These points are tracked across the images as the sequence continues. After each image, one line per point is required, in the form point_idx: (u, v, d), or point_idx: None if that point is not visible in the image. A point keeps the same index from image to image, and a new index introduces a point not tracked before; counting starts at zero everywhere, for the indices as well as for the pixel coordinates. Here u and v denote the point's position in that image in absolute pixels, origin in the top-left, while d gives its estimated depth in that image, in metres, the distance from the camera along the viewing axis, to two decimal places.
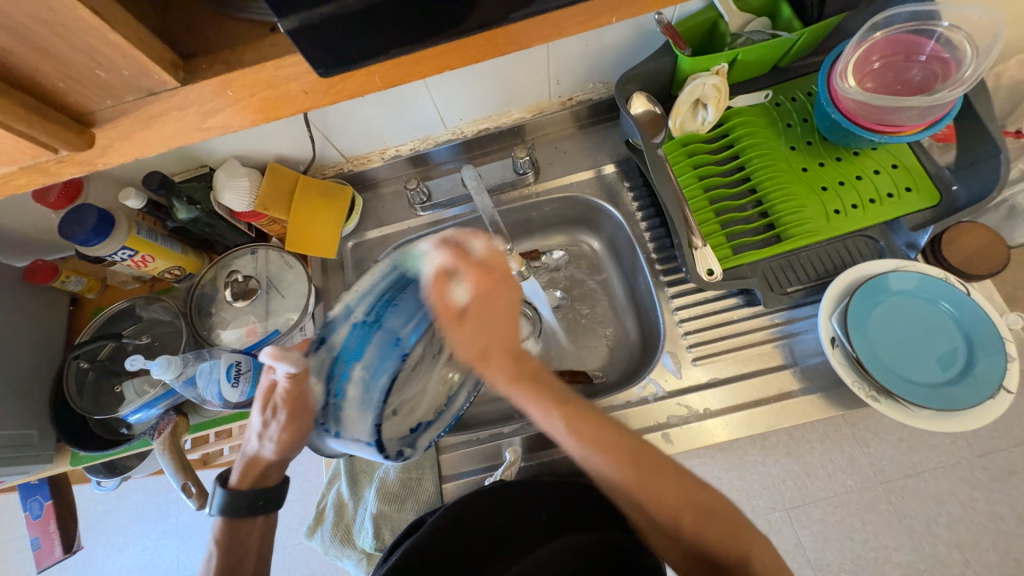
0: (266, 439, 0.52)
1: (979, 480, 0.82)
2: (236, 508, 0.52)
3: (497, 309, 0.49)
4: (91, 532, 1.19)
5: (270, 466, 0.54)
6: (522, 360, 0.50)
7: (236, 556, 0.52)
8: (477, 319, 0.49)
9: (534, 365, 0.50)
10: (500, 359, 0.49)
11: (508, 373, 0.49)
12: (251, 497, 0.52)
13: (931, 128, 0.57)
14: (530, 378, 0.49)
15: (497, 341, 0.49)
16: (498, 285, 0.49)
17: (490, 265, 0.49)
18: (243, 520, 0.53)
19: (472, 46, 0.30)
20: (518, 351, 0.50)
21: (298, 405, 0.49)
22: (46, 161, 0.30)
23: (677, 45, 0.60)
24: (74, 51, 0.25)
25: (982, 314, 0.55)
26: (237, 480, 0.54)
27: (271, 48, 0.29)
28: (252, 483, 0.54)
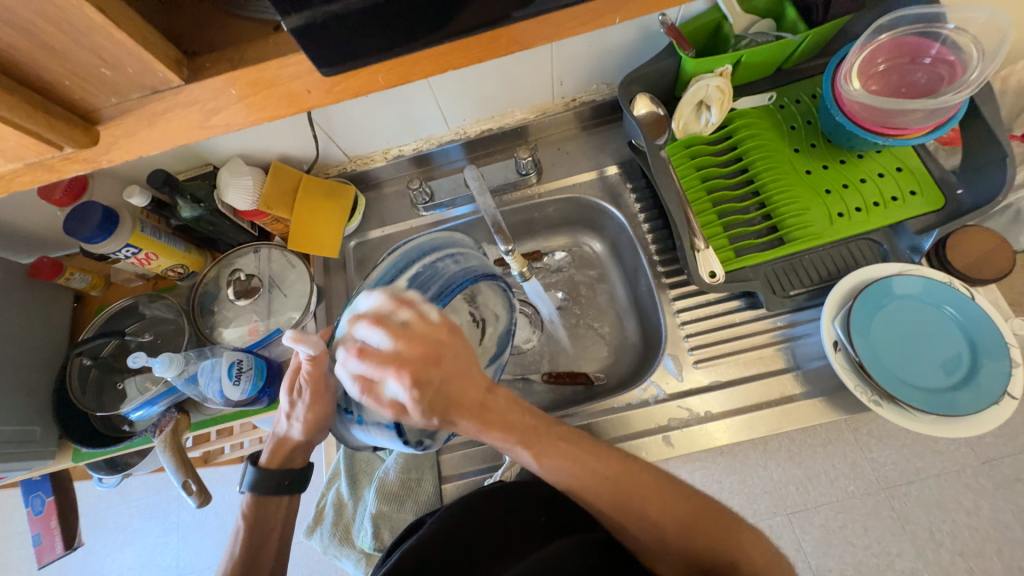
0: (293, 420, 0.52)
1: (983, 487, 0.82)
2: (264, 487, 0.54)
3: (438, 384, 0.40)
4: (92, 528, 1.19)
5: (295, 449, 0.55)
6: (488, 410, 0.44)
7: (256, 537, 0.53)
8: (426, 402, 0.40)
9: (500, 411, 0.45)
10: (463, 419, 0.43)
11: (473, 425, 0.43)
12: (277, 478, 0.55)
13: (935, 132, 0.57)
14: (498, 427, 0.45)
15: (459, 401, 0.42)
16: (422, 369, 0.39)
17: (415, 344, 0.39)
18: (268, 498, 0.55)
19: (475, 46, 0.30)
20: (484, 401, 0.44)
21: (320, 386, 0.49)
22: (50, 158, 0.30)
23: (680, 47, 0.59)
24: (78, 47, 0.25)
25: (987, 319, 0.54)
26: (268, 459, 0.56)
27: (274, 46, 0.29)
28: (279, 463, 0.56)
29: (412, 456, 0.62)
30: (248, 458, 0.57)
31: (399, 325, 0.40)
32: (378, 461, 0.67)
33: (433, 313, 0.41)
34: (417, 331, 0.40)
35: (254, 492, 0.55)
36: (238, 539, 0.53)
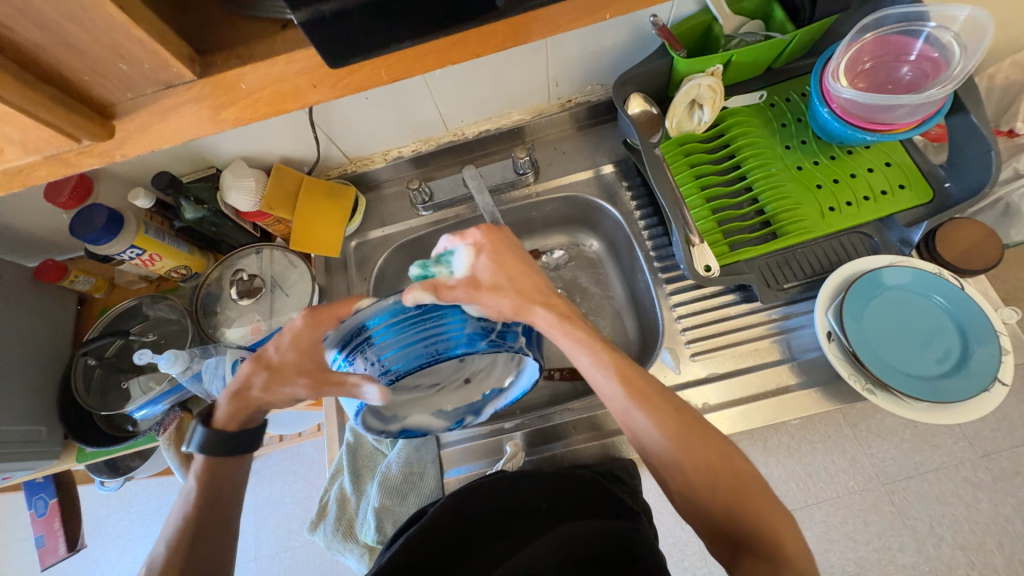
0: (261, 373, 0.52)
1: (982, 481, 0.83)
2: (215, 449, 0.52)
3: (513, 257, 0.54)
4: (93, 534, 1.19)
5: (251, 410, 0.54)
6: (555, 305, 0.53)
7: (214, 495, 0.52)
8: (499, 266, 0.53)
9: (567, 311, 0.53)
10: (535, 304, 0.52)
11: (552, 317, 0.51)
12: (228, 441, 0.53)
13: (922, 126, 0.58)
14: (570, 321, 0.52)
15: (525, 289, 0.53)
16: (501, 245, 0.55)
17: (493, 239, 0.55)
18: (222, 458, 0.53)
19: (475, 41, 0.32)
20: (548, 295, 0.53)
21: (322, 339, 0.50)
22: (67, 152, 0.31)
23: (671, 47, 0.61)
24: (98, 44, 0.26)
25: (975, 307, 0.55)
26: (221, 419, 0.53)
27: (281, 42, 0.30)
28: (236, 424, 0.53)
29: (414, 451, 0.63)
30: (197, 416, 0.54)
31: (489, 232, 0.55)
32: (380, 457, 0.68)
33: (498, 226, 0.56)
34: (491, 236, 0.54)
35: (203, 453, 0.52)
36: (192, 494, 0.51)
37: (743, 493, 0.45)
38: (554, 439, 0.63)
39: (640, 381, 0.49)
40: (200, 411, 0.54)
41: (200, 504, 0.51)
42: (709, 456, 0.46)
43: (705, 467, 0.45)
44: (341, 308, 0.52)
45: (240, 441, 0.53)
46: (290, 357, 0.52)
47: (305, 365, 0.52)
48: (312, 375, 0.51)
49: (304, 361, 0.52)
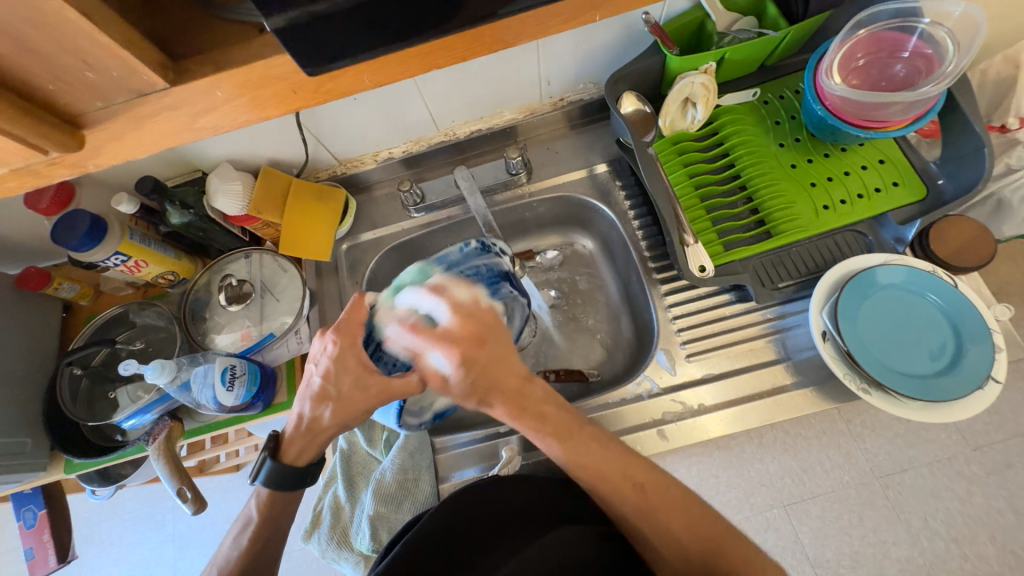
0: (320, 403, 0.49)
1: (975, 474, 0.83)
2: (280, 482, 0.50)
3: (485, 363, 0.46)
4: (86, 541, 1.18)
5: (321, 436, 0.51)
6: (524, 400, 0.48)
7: (275, 523, 0.51)
8: (480, 376, 0.45)
9: (534, 401, 0.48)
10: (500, 403, 0.47)
11: (507, 409, 0.47)
12: (301, 472, 0.51)
13: (916, 123, 0.58)
14: (529, 414, 0.48)
15: (500, 388, 0.47)
16: (473, 347, 0.45)
17: (470, 317, 0.47)
18: (289, 492, 0.51)
19: (461, 44, 0.31)
20: (523, 388, 0.48)
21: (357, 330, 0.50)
22: (36, 163, 0.30)
23: (664, 45, 0.60)
24: (63, 51, 0.25)
25: (969, 305, 0.55)
26: (284, 453, 0.51)
27: (259, 46, 0.29)
28: (294, 458, 0.51)
29: (409, 456, 0.62)
30: (267, 449, 0.51)
31: (445, 321, 0.48)
32: (374, 463, 0.67)
33: (483, 300, 0.49)
34: (466, 316, 0.47)
35: (268, 486, 0.51)
36: (251, 525, 0.50)
37: (661, 510, 0.47)
38: None
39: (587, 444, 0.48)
40: (268, 443, 0.51)
41: (255, 540, 0.50)
42: (617, 478, 0.47)
43: (613, 490, 0.47)
44: (351, 319, 0.50)
45: (307, 469, 0.51)
46: (347, 377, 0.48)
47: (362, 378, 0.49)
48: (377, 384, 0.48)
49: (365, 375, 0.49)
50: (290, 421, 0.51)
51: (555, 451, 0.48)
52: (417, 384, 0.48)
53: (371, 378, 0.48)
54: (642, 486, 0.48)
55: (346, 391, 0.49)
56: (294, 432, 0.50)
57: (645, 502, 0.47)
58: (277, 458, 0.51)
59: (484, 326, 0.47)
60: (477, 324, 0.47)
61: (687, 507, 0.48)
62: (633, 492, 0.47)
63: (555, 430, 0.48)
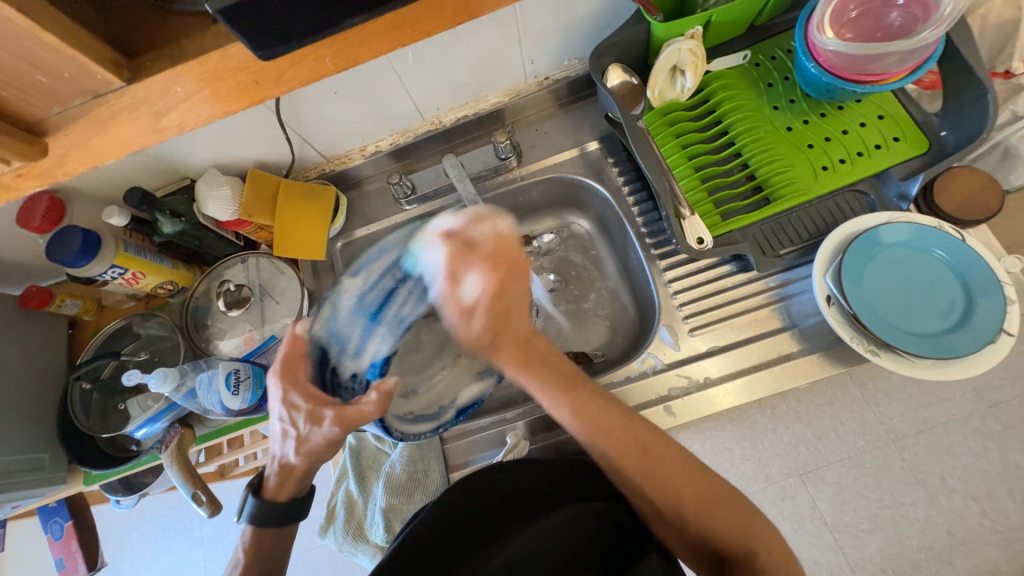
0: (286, 442, 0.49)
1: (992, 430, 0.82)
2: (264, 520, 0.50)
3: (511, 299, 0.51)
4: (117, 550, 1.21)
5: (297, 473, 0.50)
6: (530, 348, 0.52)
7: (263, 563, 0.50)
8: (495, 310, 0.51)
9: (540, 353, 0.52)
10: (509, 354, 0.51)
11: (513, 357, 0.51)
12: (284, 508, 0.51)
13: (915, 72, 0.55)
14: (538, 365, 0.51)
15: (508, 328, 0.51)
16: (507, 279, 0.51)
17: (500, 255, 0.52)
18: (270, 530, 0.51)
19: (422, 19, 0.30)
20: (527, 338, 0.52)
21: (292, 366, 0.50)
22: (6, 174, 0.30)
23: (648, 12, 0.58)
24: (12, 57, 0.25)
25: (977, 257, 0.54)
26: (272, 490, 0.51)
27: (213, 38, 0.29)
28: (279, 497, 0.51)
29: (417, 448, 0.62)
30: (247, 488, 0.52)
31: (483, 245, 0.52)
32: (384, 456, 0.68)
33: (508, 233, 0.53)
34: (499, 246, 0.52)
35: (254, 524, 0.51)
36: (240, 568, 0.50)
37: (668, 474, 0.47)
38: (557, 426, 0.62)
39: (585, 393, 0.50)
40: (250, 481, 0.52)
41: None
42: (621, 438, 0.48)
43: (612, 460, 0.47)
44: (291, 353, 0.50)
45: (291, 504, 0.51)
46: (301, 414, 0.48)
47: (315, 413, 0.48)
48: (332, 413, 0.47)
49: (319, 409, 0.47)
50: (267, 462, 0.52)
51: (563, 412, 0.49)
52: (371, 405, 0.46)
53: (326, 408, 0.47)
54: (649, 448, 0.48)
55: (304, 430, 0.48)
56: (272, 472, 0.51)
57: (654, 470, 0.47)
58: (261, 493, 0.52)
59: (510, 273, 0.51)
60: (504, 271, 0.51)
61: (688, 470, 0.47)
62: (636, 454, 0.47)
63: (560, 379, 0.50)
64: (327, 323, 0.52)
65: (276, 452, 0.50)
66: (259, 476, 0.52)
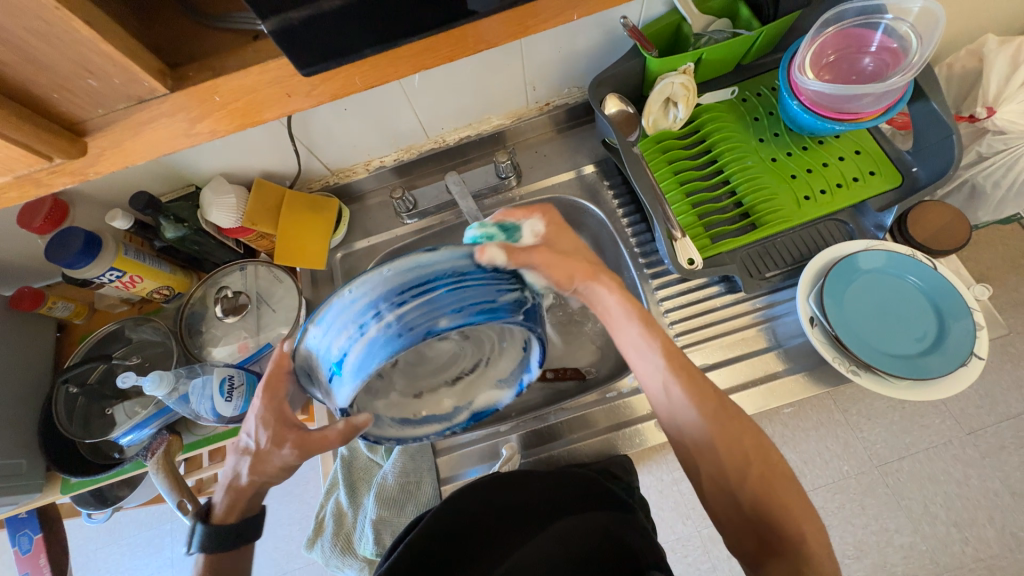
0: (246, 459, 0.51)
1: (971, 457, 0.85)
2: (214, 545, 0.49)
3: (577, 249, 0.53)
4: (83, 568, 1.15)
5: (249, 495, 0.52)
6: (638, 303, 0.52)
7: None
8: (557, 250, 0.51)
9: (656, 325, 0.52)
10: (607, 282, 0.52)
11: (619, 295, 0.52)
12: (234, 531, 0.50)
13: (887, 114, 0.60)
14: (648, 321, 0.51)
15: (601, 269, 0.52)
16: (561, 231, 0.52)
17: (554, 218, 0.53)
18: (227, 553, 0.50)
19: (445, 45, 0.33)
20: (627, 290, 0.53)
21: (277, 385, 0.50)
22: (39, 171, 0.31)
23: (644, 48, 0.63)
24: (67, 62, 0.27)
25: (948, 284, 0.57)
26: (219, 515, 0.51)
27: (253, 53, 0.31)
28: (228, 519, 0.51)
29: (409, 460, 0.63)
30: (196, 514, 0.51)
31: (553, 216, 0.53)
32: (375, 468, 0.68)
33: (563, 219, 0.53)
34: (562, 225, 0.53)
35: (203, 551, 0.49)
36: None
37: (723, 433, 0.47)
38: (549, 440, 0.63)
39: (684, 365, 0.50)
40: (198, 508, 0.51)
41: None
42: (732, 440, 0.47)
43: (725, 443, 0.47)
44: (274, 372, 0.50)
45: (242, 529, 0.50)
46: (270, 435, 0.50)
47: (280, 434, 0.50)
48: (292, 439, 0.49)
49: (283, 431, 0.50)
50: (224, 480, 0.52)
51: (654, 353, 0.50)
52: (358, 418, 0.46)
53: (287, 434, 0.49)
54: (716, 410, 0.48)
55: (266, 451, 0.50)
56: (224, 493, 0.51)
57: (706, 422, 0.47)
58: (210, 520, 0.51)
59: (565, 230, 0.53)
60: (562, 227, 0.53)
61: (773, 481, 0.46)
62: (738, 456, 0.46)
63: (666, 345, 0.50)
64: (309, 352, 0.44)
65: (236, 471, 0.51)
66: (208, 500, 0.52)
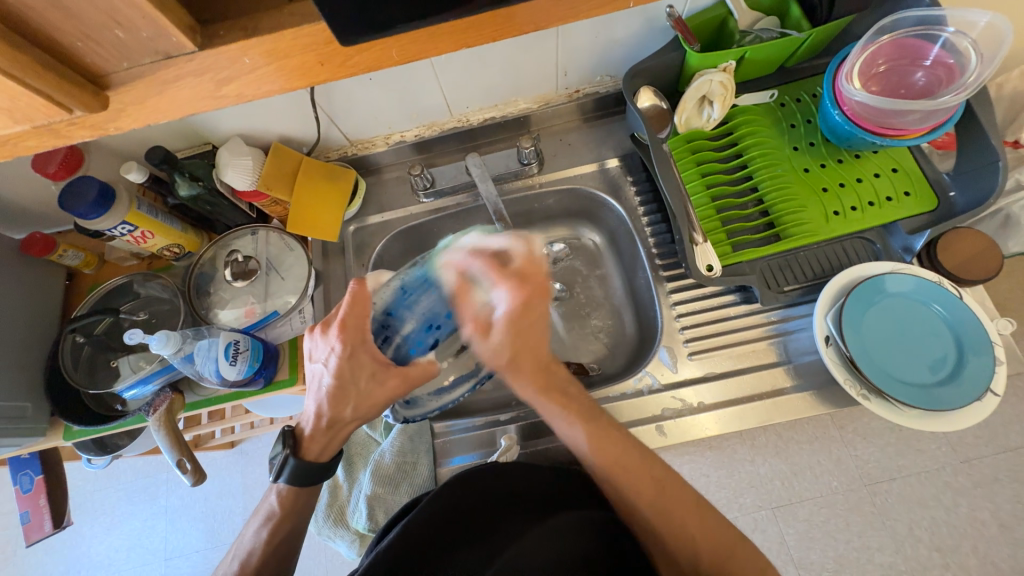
0: (325, 391, 0.49)
1: (962, 485, 0.84)
2: (302, 478, 0.51)
3: (534, 320, 0.49)
4: (79, 509, 1.19)
5: (343, 428, 0.51)
6: (550, 375, 0.51)
7: (294, 520, 0.52)
8: (515, 331, 0.48)
9: (560, 380, 0.51)
10: (529, 370, 0.50)
11: (532, 378, 0.50)
12: (324, 466, 0.51)
13: (932, 133, 0.58)
14: (558, 391, 0.51)
15: (533, 351, 0.50)
16: (532, 298, 0.48)
17: (528, 275, 0.49)
18: (302, 489, 0.52)
19: (488, 26, 0.31)
20: (547, 363, 0.51)
21: (360, 320, 0.48)
22: (58, 122, 0.30)
23: (686, 40, 0.60)
24: (94, 9, 0.25)
25: (972, 316, 0.56)
26: (307, 446, 0.51)
27: (288, 15, 0.30)
28: (319, 451, 0.51)
29: (407, 440, 0.63)
30: (285, 441, 0.51)
31: (514, 263, 0.50)
32: (373, 444, 0.72)
33: (538, 255, 0.50)
34: (530, 265, 0.49)
35: (291, 483, 0.51)
36: (275, 516, 0.51)
37: (609, 459, 0.48)
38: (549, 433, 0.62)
39: (602, 420, 0.51)
40: (287, 441, 0.50)
41: (276, 531, 0.51)
42: (633, 477, 0.47)
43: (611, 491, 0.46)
44: (354, 309, 0.48)
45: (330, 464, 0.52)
46: (363, 372, 0.49)
47: (379, 372, 0.49)
48: (394, 377, 0.49)
49: (382, 368, 0.49)
50: (308, 419, 0.51)
51: (577, 436, 0.49)
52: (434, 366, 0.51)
53: (389, 372, 0.49)
54: (618, 457, 0.48)
55: (365, 387, 0.49)
56: (314, 429, 0.50)
57: (593, 453, 0.49)
58: (300, 453, 0.51)
59: (535, 290, 0.48)
60: (530, 287, 0.48)
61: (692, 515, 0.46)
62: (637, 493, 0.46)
63: (580, 410, 0.50)
64: (388, 299, 0.55)
65: (315, 404, 0.50)
66: (298, 427, 0.51)
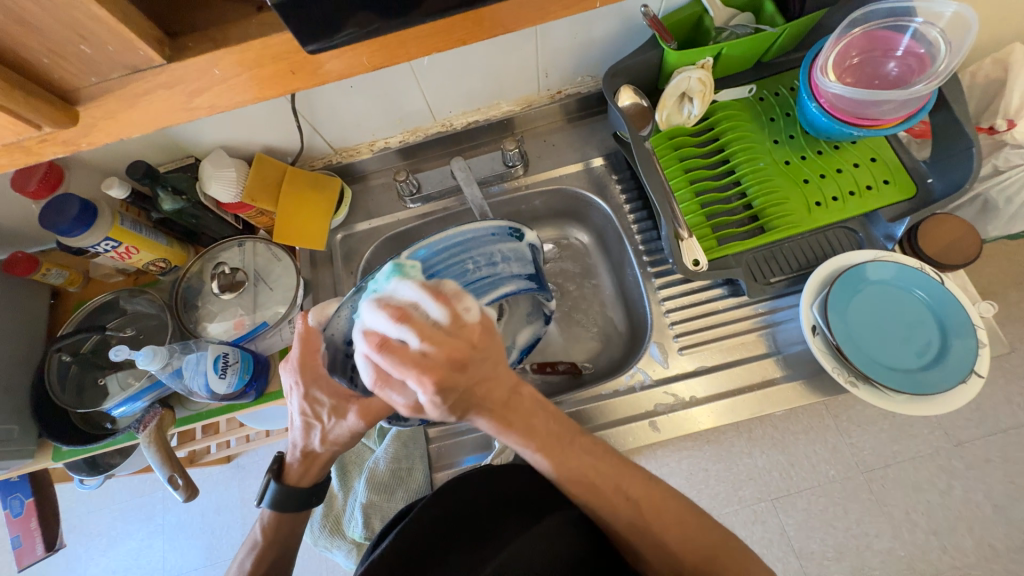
0: (295, 428, 0.50)
1: (956, 468, 0.85)
2: (285, 504, 0.51)
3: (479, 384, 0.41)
4: (74, 531, 1.17)
5: (322, 459, 0.52)
6: (512, 409, 0.45)
7: (279, 547, 0.51)
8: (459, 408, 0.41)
9: (524, 411, 0.46)
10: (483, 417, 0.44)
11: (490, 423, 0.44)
12: (306, 493, 0.52)
13: (907, 122, 0.59)
14: (522, 426, 0.46)
15: (481, 404, 0.43)
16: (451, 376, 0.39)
17: (448, 345, 0.39)
18: (291, 514, 0.52)
19: (459, 29, 0.32)
20: (507, 400, 0.45)
21: (309, 359, 0.49)
22: (28, 139, 0.30)
23: (663, 39, 0.61)
24: (58, 25, 0.26)
25: (954, 300, 0.57)
26: (289, 476, 0.52)
27: (257, 25, 0.30)
28: (297, 482, 0.52)
29: (402, 445, 0.63)
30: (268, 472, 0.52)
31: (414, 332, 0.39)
32: (367, 452, 0.71)
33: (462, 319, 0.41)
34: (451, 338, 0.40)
35: (274, 508, 0.51)
36: (256, 548, 0.51)
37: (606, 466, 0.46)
38: None
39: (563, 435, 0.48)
40: (272, 466, 0.52)
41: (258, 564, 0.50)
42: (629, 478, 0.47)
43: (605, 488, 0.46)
44: (305, 350, 0.49)
45: (314, 489, 0.52)
46: (327, 407, 0.49)
47: (341, 406, 0.49)
48: (354, 408, 0.48)
49: (344, 403, 0.49)
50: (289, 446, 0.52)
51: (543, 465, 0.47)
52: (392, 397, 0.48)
53: (349, 404, 0.49)
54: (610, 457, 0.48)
55: (331, 421, 0.49)
56: (293, 457, 0.51)
57: (579, 463, 0.48)
58: (283, 479, 0.52)
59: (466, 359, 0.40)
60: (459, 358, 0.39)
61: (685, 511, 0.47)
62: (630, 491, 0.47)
63: (547, 437, 0.47)
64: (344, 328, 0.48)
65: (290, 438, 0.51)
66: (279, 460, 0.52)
